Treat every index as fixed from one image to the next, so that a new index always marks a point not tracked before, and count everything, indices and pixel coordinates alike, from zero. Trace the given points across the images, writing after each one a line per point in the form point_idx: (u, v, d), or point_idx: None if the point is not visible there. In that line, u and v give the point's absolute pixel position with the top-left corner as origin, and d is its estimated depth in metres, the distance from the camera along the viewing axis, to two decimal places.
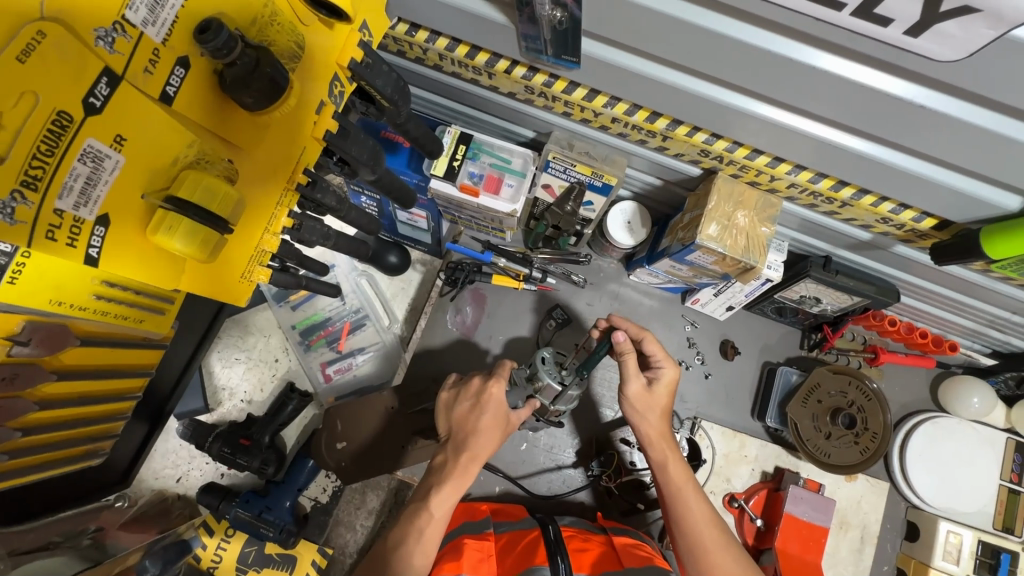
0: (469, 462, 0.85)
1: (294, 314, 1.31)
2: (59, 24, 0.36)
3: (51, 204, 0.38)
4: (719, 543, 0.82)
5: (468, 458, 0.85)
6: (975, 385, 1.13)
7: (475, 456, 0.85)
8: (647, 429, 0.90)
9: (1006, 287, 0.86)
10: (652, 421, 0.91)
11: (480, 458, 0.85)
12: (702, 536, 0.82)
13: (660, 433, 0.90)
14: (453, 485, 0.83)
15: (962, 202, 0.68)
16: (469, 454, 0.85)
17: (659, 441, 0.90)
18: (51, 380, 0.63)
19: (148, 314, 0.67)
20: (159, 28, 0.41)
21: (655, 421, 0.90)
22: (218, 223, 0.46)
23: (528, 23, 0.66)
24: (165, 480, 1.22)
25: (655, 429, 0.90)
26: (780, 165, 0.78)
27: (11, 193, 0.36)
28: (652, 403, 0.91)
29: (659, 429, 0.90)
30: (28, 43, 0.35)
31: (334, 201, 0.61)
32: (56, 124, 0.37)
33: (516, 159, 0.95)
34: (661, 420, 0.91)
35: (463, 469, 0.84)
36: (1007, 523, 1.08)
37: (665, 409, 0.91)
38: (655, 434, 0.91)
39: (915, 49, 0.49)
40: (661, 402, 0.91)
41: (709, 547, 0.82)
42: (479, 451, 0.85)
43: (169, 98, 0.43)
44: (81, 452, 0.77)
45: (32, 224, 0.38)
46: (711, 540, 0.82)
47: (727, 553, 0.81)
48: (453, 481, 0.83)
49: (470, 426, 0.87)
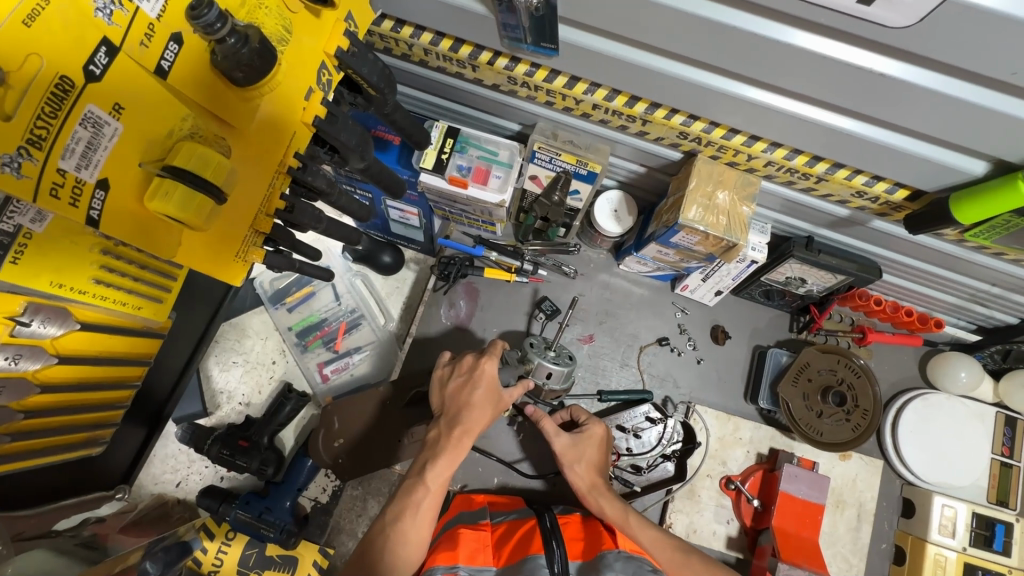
0: (463, 435, 0.85)
1: (291, 316, 1.34)
2: None
3: (55, 163, 0.39)
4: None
5: (463, 431, 0.85)
6: (961, 360, 1.15)
7: (469, 429, 0.86)
8: (577, 481, 0.94)
9: (982, 257, 0.89)
10: (581, 473, 0.95)
11: (473, 432, 0.86)
12: None
13: (592, 485, 0.94)
14: (449, 458, 0.84)
15: (929, 169, 0.71)
16: (463, 428, 0.86)
17: (594, 491, 0.93)
18: (53, 363, 0.65)
19: (146, 302, 0.68)
20: (154, 4, 0.43)
21: (585, 473, 0.94)
22: (214, 190, 0.46)
23: (507, 13, 0.69)
24: (165, 484, 1.24)
25: (584, 480, 0.94)
26: (756, 143, 0.81)
27: (18, 149, 0.37)
28: (580, 454, 0.96)
29: (590, 481, 0.94)
30: (33, 8, 0.36)
31: (325, 184, 0.63)
32: (59, 88, 0.38)
33: (502, 151, 0.98)
34: (591, 471, 0.95)
35: (457, 442, 0.84)
36: (1000, 496, 1.10)
37: (598, 457, 0.97)
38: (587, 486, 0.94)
39: (870, 17, 0.52)
40: (587, 454, 0.96)
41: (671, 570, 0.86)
42: (472, 425, 0.86)
43: (164, 72, 0.45)
44: (81, 439, 0.78)
45: (38, 180, 0.38)
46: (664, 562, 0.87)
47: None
48: (449, 454, 0.84)
49: (464, 400, 0.88)
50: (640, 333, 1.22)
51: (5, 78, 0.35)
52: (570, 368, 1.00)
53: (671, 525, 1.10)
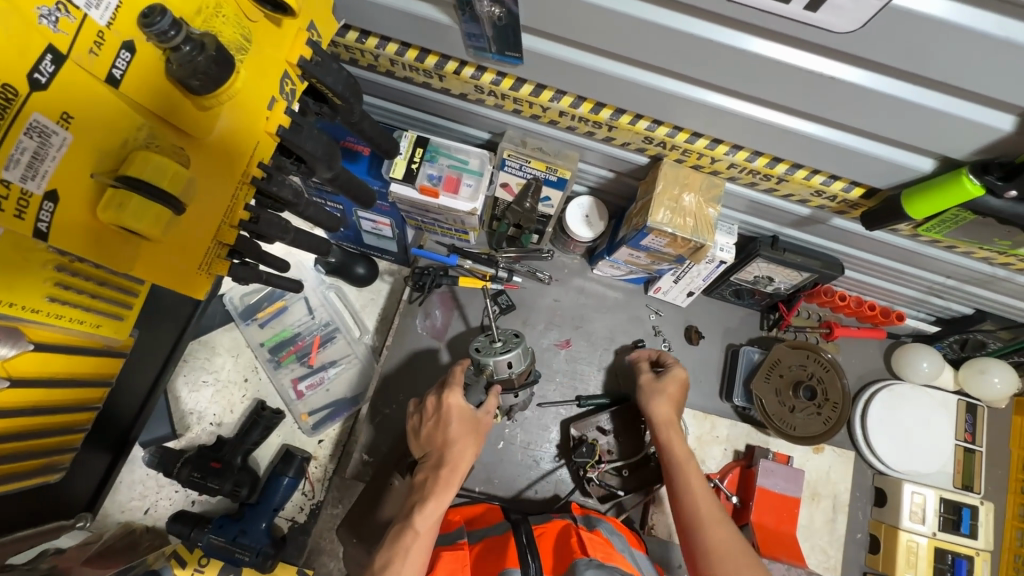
0: (451, 474, 0.86)
1: (263, 331, 1.31)
2: (1, 0, 0.36)
3: None
4: (715, 514, 0.82)
5: (450, 470, 0.86)
6: (922, 351, 1.19)
7: (455, 466, 0.86)
8: (657, 412, 0.96)
9: (936, 251, 0.93)
10: (662, 405, 0.97)
11: (460, 469, 0.87)
12: (697, 503, 0.83)
13: (668, 418, 0.95)
14: (438, 499, 0.83)
15: (881, 167, 0.74)
16: (450, 466, 0.86)
17: (669, 424, 0.95)
18: (5, 385, 0.62)
19: (105, 320, 0.64)
20: (104, 11, 0.41)
21: (665, 405, 0.97)
22: (170, 200, 0.45)
23: (471, 22, 0.71)
24: (131, 512, 1.19)
25: (666, 412, 0.96)
26: (718, 146, 0.83)
27: None
28: (662, 390, 0.99)
29: (669, 413, 0.96)
30: None
31: (291, 195, 0.62)
32: (2, 97, 0.37)
33: (473, 159, 0.98)
34: (670, 405, 0.97)
35: (447, 480, 0.85)
36: (966, 480, 1.14)
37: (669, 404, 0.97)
38: (666, 418, 0.96)
39: (816, 23, 0.55)
40: (672, 391, 0.99)
41: (706, 517, 0.82)
42: (458, 461, 0.87)
43: (116, 81, 0.43)
44: (37, 466, 0.75)
45: None
46: (708, 513, 0.82)
47: (725, 530, 0.80)
48: (437, 494, 0.83)
49: (441, 440, 0.89)
50: (616, 336, 1.23)
51: None
52: (522, 345, 0.97)
53: (653, 526, 1.11)
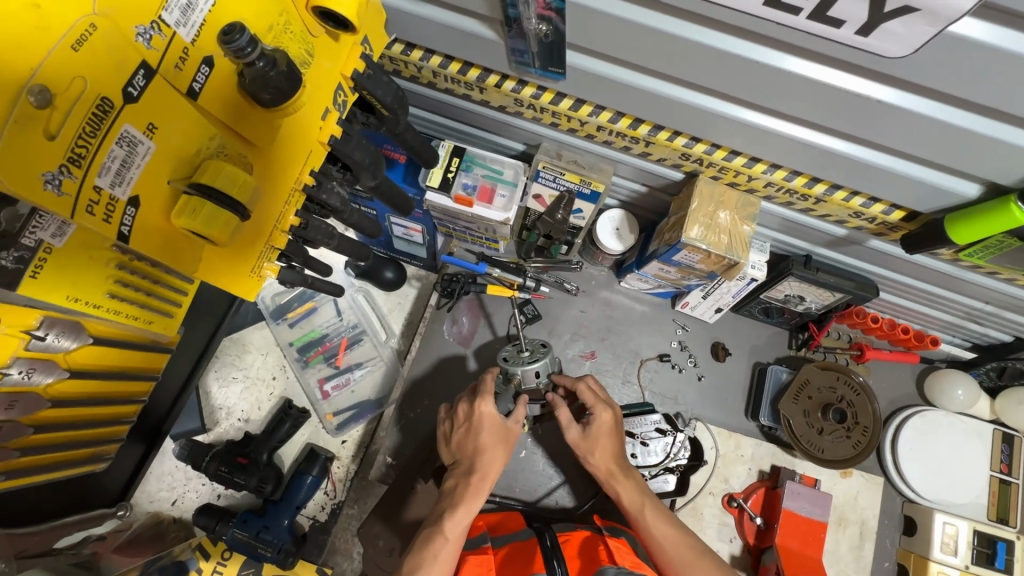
0: (480, 481, 0.86)
1: (292, 331, 1.33)
2: (107, 20, 0.38)
3: (91, 181, 0.39)
4: (685, 559, 0.83)
5: (479, 479, 0.86)
6: (957, 377, 1.16)
7: (485, 475, 0.87)
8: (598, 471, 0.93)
9: (977, 277, 0.91)
10: (601, 459, 0.93)
11: (490, 477, 0.87)
12: (663, 552, 0.84)
13: (610, 471, 0.92)
14: (467, 506, 0.83)
15: (924, 191, 0.73)
16: (480, 474, 0.87)
17: (615, 476, 0.92)
18: (65, 377, 0.65)
19: (157, 316, 0.66)
20: (190, 29, 0.44)
21: (602, 461, 0.93)
22: (237, 208, 0.47)
23: (516, 38, 0.72)
24: (160, 503, 1.22)
25: (605, 468, 0.93)
26: (756, 165, 0.83)
27: (60, 167, 0.37)
28: (593, 444, 0.94)
29: (609, 467, 0.92)
30: (83, 32, 0.36)
31: (338, 202, 0.64)
32: (100, 109, 0.38)
33: (507, 170, 1.00)
34: (612, 456, 0.93)
35: (476, 489, 0.85)
36: (1000, 514, 1.11)
37: (615, 450, 0.93)
38: (608, 471, 0.93)
39: (866, 47, 0.55)
40: (600, 442, 0.94)
41: (683, 566, 0.82)
42: (488, 470, 0.87)
43: (195, 94, 0.46)
44: (87, 455, 0.78)
45: (76, 197, 0.39)
46: (679, 560, 0.83)
47: (701, 574, 0.81)
48: (467, 502, 0.84)
49: (471, 447, 0.90)
50: (641, 350, 1.23)
51: (52, 100, 0.35)
52: (549, 355, 0.99)
53: None
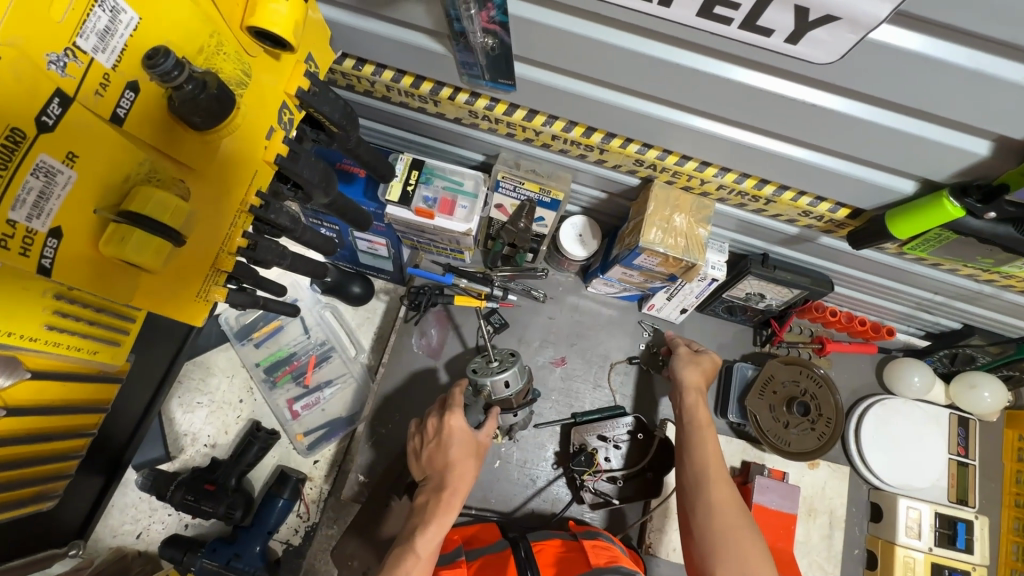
0: (452, 496, 0.86)
1: (258, 351, 1.31)
2: (14, 49, 0.37)
3: (4, 214, 0.38)
4: (722, 473, 0.83)
5: (450, 493, 0.86)
6: (913, 365, 1.21)
7: (457, 489, 0.87)
8: (687, 377, 0.97)
9: (923, 268, 0.94)
10: (695, 374, 0.98)
11: (461, 490, 0.87)
12: (706, 460, 0.85)
13: (697, 383, 0.97)
14: (439, 522, 0.83)
15: (865, 189, 0.76)
16: (451, 489, 0.87)
17: (695, 390, 0.96)
18: (1, 416, 0.63)
19: (103, 345, 0.65)
20: (110, 54, 0.42)
21: (697, 374, 0.98)
22: (170, 233, 0.46)
23: (464, 51, 0.73)
24: (124, 536, 1.18)
25: (695, 380, 0.97)
26: (707, 168, 0.85)
27: None
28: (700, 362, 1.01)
29: (699, 379, 0.97)
30: None
31: (289, 222, 0.62)
32: (10, 140, 0.37)
33: (468, 181, 1.00)
34: (703, 377, 0.99)
35: (448, 504, 0.85)
36: (960, 495, 1.15)
37: (705, 373, 0.99)
38: (693, 382, 0.97)
39: (796, 54, 0.56)
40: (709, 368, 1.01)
41: (711, 477, 0.83)
42: (458, 483, 0.87)
43: (120, 119, 0.44)
44: (33, 493, 0.75)
45: None
46: (716, 470, 0.84)
47: (728, 490, 0.82)
48: (439, 518, 0.83)
49: (442, 462, 0.90)
50: (611, 354, 1.24)
51: None
52: (519, 364, 0.94)
53: (650, 545, 1.11)
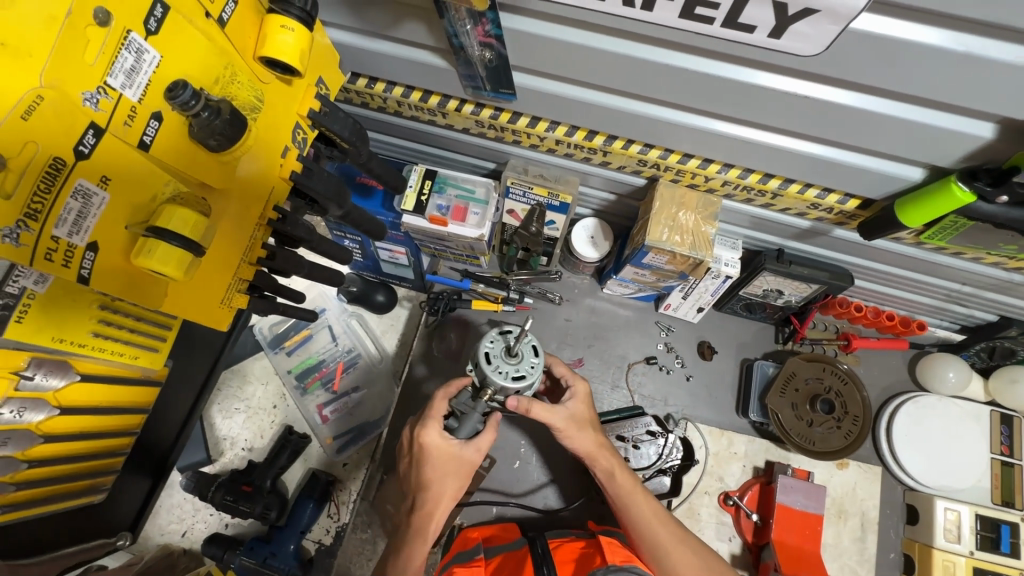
0: (423, 520, 0.85)
1: (290, 359, 1.38)
2: (54, 91, 0.42)
3: (49, 232, 0.45)
4: (673, 536, 0.87)
5: (422, 516, 0.85)
6: (947, 360, 1.16)
7: (427, 513, 0.85)
8: (583, 445, 0.92)
9: (946, 258, 0.91)
10: (586, 435, 0.92)
11: (433, 515, 0.85)
12: (655, 530, 0.87)
13: (600, 445, 0.92)
14: (415, 545, 0.85)
15: (872, 179, 0.75)
16: (421, 513, 0.85)
17: (600, 453, 0.92)
18: (56, 414, 0.70)
19: (143, 351, 0.71)
20: (136, 89, 0.48)
21: (591, 435, 0.92)
22: (192, 245, 0.51)
23: (464, 65, 0.77)
24: (170, 535, 1.26)
25: (591, 442, 0.92)
26: (710, 166, 0.86)
27: (17, 221, 0.42)
28: (579, 420, 0.93)
29: (595, 442, 0.92)
30: (29, 104, 0.41)
31: (305, 233, 0.68)
32: (52, 168, 0.44)
33: (479, 189, 1.04)
34: (595, 432, 0.93)
35: (419, 528, 0.85)
36: (1006, 497, 1.09)
37: (591, 421, 0.94)
38: (594, 446, 0.93)
39: (782, 48, 0.57)
40: (584, 415, 0.93)
41: (667, 547, 0.86)
42: (430, 507, 0.85)
43: (146, 146, 0.50)
44: (83, 486, 0.83)
45: (34, 246, 0.44)
46: (666, 537, 0.87)
47: (686, 552, 0.86)
48: (414, 538, 0.86)
49: (417, 481, 0.86)
50: (628, 354, 1.24)
51: (5, 164, 0.41)
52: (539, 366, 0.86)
53: None
